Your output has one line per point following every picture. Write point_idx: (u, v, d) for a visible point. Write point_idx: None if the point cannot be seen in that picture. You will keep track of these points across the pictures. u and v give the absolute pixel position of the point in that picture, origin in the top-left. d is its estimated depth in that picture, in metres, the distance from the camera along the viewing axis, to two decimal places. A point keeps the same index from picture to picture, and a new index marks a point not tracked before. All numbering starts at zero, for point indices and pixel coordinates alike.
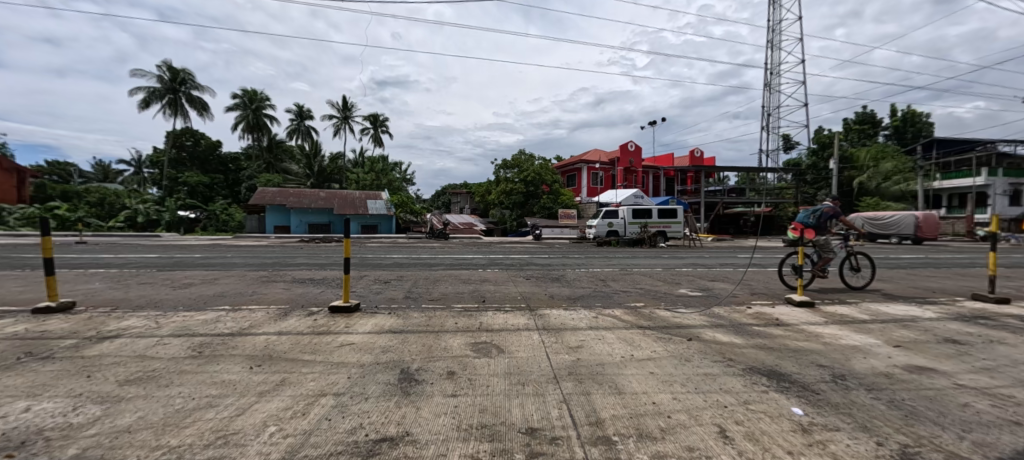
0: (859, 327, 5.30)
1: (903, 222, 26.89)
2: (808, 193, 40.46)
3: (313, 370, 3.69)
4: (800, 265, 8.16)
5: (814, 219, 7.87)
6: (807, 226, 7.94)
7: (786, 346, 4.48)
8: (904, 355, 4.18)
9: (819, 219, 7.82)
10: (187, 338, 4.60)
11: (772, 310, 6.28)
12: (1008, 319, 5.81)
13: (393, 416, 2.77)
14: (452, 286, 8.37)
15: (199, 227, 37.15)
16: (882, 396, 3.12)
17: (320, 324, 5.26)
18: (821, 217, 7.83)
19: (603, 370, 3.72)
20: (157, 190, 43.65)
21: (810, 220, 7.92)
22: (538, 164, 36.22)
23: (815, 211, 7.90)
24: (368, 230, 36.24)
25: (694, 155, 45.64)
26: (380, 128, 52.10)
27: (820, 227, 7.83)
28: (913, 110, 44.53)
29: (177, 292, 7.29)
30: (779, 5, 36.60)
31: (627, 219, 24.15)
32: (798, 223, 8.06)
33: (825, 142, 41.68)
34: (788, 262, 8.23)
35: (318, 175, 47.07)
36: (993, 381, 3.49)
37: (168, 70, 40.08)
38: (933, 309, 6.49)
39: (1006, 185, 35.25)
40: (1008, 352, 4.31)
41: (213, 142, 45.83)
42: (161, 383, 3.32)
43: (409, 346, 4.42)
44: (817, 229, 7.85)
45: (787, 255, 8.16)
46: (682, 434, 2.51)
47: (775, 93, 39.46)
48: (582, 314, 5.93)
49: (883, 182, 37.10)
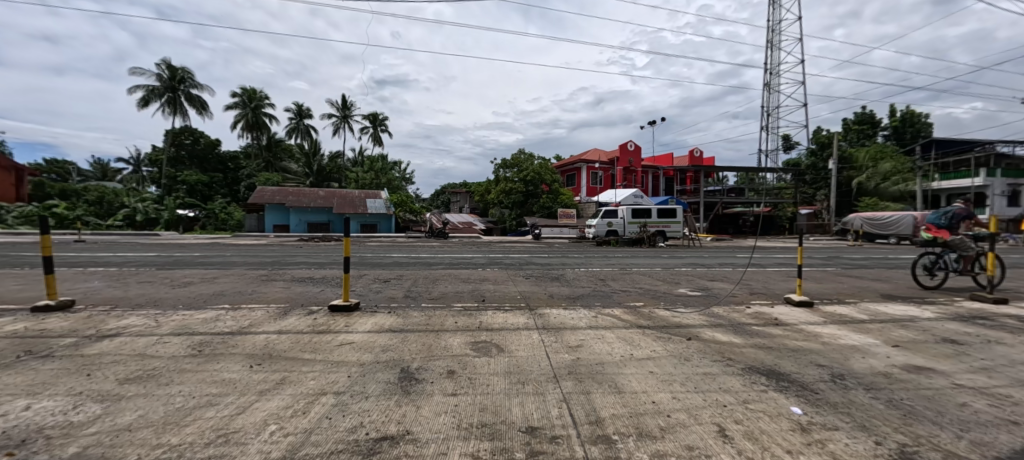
0: (859, 327, 5.31)
1: (903, 223, 26.68)
2: (808, 193, 41.39)
3: (313, 369, 3.69)
4: (935, 264, 8.36)
5: (947, 220, 8.03)
6: (941, 227, 8.09)
7: (786, 346, 4.50)
8: (902, 355, 4.20)
9: (952, 219, 7.97)
10: (187, 337, 4.59)
11: (771, 310, 6.28)
12: (1007, 320, 5.83)
13: (393, 415, 2.78)
14: (451, 285, 8.34)
15: (198, 226, 36.76)
16: (880, 396, 3.13)
17: (320, 324, 5.24)
18: (955, 217, 7.97)
19: (602, 369, 3.73)
20: (156, 188, 43.43)
21: (942, 221, 8.10)
22: (538, 163, 36.22)
23: (946, 212, 8.08)
24: (368, 229, 36.14)
25: (694, 155, 45.64)
26: (379, 127, 52.07)
27: (955, 227, 7.94)
28: (913, 110, 44.61)
29: (177, 291, 7.26)
30: (779, 5, 36.77)
31: (626, 219, 24.12)
32: (931, 224, 8.25)
33: (824, 141, 41.67)
34: (919, 262, 8.55)
35: (317, 174, 46.93)
36: (992, 381, 3.51)
37: (168, 69, 39.96)
38: (933, 309, 6.51)
39: (1005, 185, 35.39)
40: (1006, 352, 4.33)
41: (212, 141, 45.73)
42: (161, 382, 3.33)
43: (408, 345, 4.42)
44: (953, 230, 7.97)
45: (918, 255, 8.51)
46: (681, 433, 2.53)
47: (775, 92, 39.51)
48: (581, 314, 5.91)
49: (882, 182, 37.19)
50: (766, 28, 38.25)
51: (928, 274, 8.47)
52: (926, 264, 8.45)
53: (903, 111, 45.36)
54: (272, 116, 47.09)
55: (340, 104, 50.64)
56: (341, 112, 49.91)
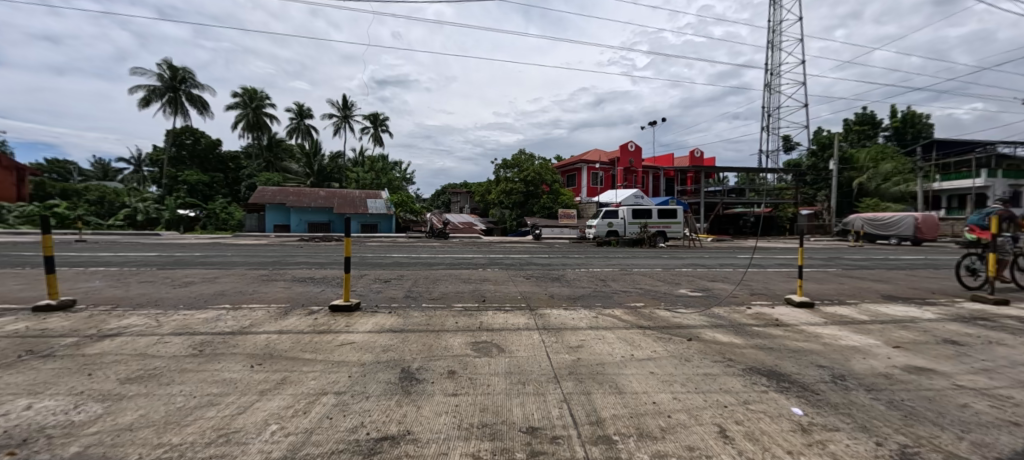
0: (860, 328, 5.32)
1: (903, 224, 26.69)
2: (808, 194, 41.37)
3: (313, 369, 3.69)
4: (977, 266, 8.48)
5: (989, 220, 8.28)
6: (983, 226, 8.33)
7: (787, 346, 4.50)
8: (903, 355, 4.20)
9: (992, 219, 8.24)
10: (188, 337, 4.59)
11: (772, 310, 6.30)
12: (1007, 320, 5.84)
13: (393, 415, 2.78)
14: (451, 285, 8.36)
15: (199, 226, 36.80)
16: (882, 396, 3.13)
17: (321, 324, 5.25)
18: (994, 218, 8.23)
19: (603, 369, 3.73)
20: (157, 189, 43.49)
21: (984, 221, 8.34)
22: (539, 163, 36.25)
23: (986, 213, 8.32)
24: (368, 229, 36.18)
25: (694, 156, 45.62)
26: (380, 127, 52.14)
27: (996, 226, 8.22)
28: (914, 111, 44.58)
29: (177, 291, 7.27)
30: (780, 6, 36.79)
31: (627, 219, 24.13)
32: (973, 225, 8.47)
33: (824, 142, 41.67)
34: (962, 263, 8.55)
35: (318, 174, 46.96)
36: (993, 381, 3.51)
37: (168, 69, 40.00)
38: (934, 309, 6.51)
39: (1006, 186, 35.33)
40: (1007, 353, 4.33)
41: (213, 141, 45.78)
42: (162, 382, 3.34)
43: (408, 345, 4.43)
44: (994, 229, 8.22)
45: (962, 255, 8.47)
46: (682, 434, 2.52)
47: (775, 93, 39.51)
48: (582, 314, 5.93)
49: (882, 183, 37.14)
50: (767, 29, 38.24)
51: (971, 274, 8.56)
52: (968, 265, 8.49)
53: (904, 112, 45.32)
54: (273, 116, 47.14)
55: (340, 105, 50.69)
56: (341, 112, 49.94)
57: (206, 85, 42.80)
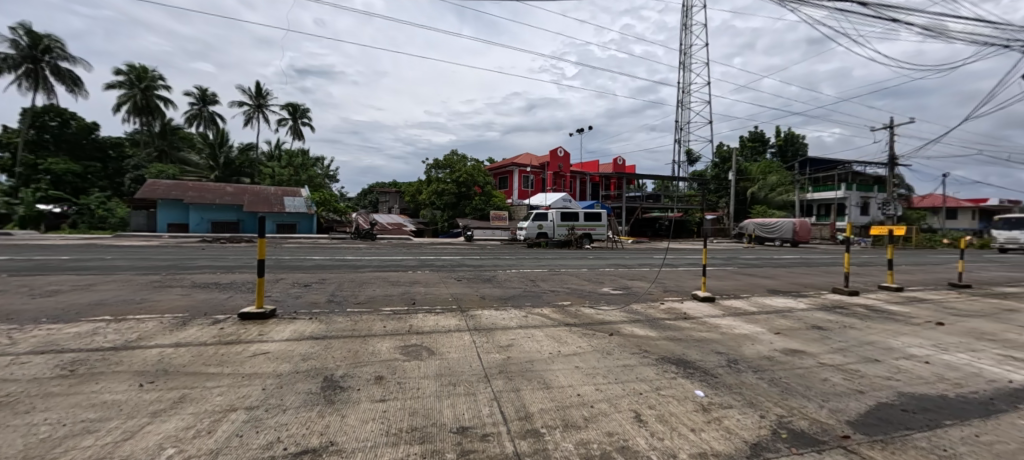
0: (749, 318, 6.13)
1: (784, 228, 31.14)
2: (712, 200, 46.29)
3: (218, 384, 3.33)
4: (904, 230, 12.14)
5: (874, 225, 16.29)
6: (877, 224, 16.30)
7: (692, 336, 5.04)
8: (782, 340, 4.91)
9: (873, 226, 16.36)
10: (53, 355, 3.90)
11: (681, 304, 7.04)
12: (856, 308, 7.10)
13: (315, 427, 2.62)
14: (378, 288, 8.04)
15: (67, 224, 31.51)
16: (765, 376, 3.63)
17: (229, 333, 4.77)
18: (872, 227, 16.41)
19: (532, 367, 3.85)
20: (8, 178, 36.03)
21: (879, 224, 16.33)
22: (470, 164, 36.12)
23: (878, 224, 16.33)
24: (284, 230, 33.32)
25: (618, 163, 48.62)
26: (300, 119, 48.45)
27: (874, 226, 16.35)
28: (793, 131, 51.98)
29: (36, 303, 6.05)
30: (691, 31, 41.04)
31: (555, 222, 25.08)
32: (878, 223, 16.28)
33: (725, 155, 46.92)
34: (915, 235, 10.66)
35: (225, 167, 42.06)
36: (846, 358, 4.26)
37: (26, 35, 33.38)
38: (804, 301, 7.69)
39: (858, 198, 42.75)
40: (855, 335, 5.30)
41: (87, 124, 38.94)
42: (19, 410, 2.79)
43: (332, 352, 4.20)
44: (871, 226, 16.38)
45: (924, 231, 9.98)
46: (603, 422, 2.71)
47: (687, 108, 43.83)
48: (512, 314, 6.04)
49: (769, 192, 43.15)
50: (680, 50, 42.33)
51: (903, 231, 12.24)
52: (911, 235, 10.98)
53: (786, 132, 52.64)
54: (167, 100, 41.48)
55: (252, 92, 46.13)
56: (253, 100, 45.44)
57: (79, 58, 36.42)
